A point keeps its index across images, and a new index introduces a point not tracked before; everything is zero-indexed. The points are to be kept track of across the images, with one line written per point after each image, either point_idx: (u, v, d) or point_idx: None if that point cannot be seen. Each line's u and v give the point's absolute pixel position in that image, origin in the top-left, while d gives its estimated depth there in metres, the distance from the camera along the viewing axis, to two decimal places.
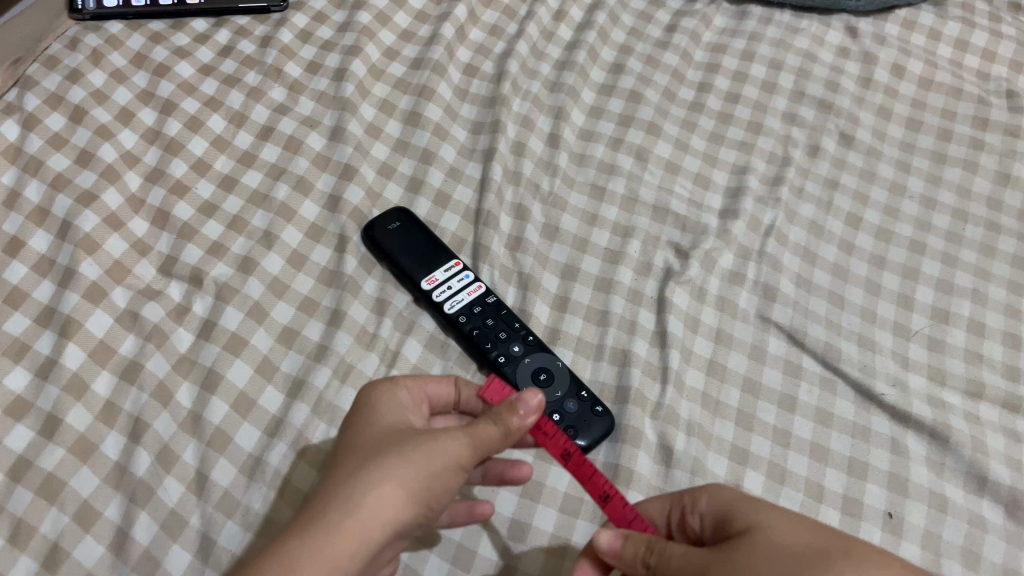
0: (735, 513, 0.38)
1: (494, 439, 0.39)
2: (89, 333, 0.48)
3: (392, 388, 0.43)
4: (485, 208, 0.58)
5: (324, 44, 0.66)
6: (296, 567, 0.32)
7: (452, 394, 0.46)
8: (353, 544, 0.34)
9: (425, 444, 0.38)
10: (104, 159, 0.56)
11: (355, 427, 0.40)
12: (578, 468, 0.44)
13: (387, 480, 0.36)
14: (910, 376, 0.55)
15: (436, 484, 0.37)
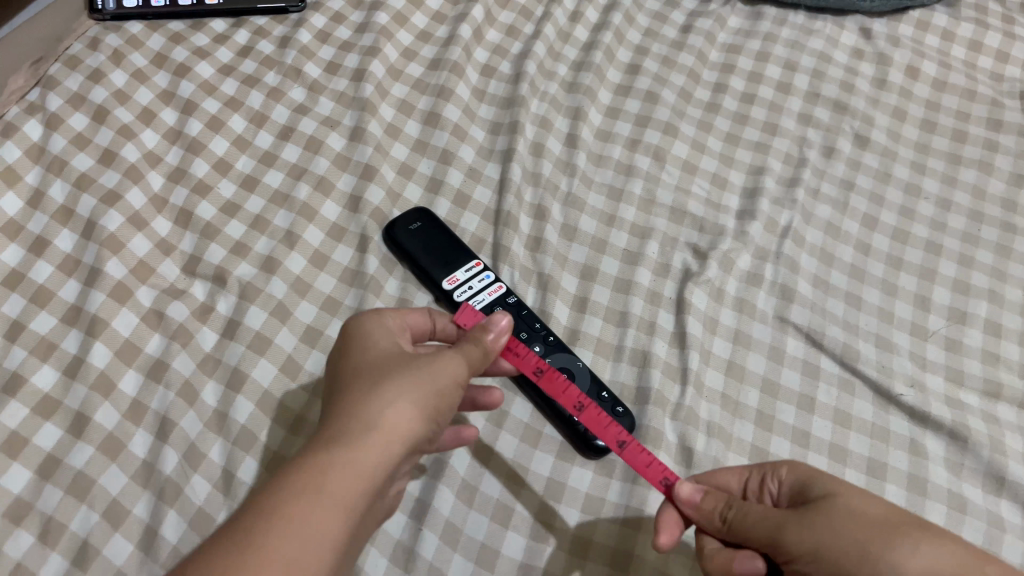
0: (813, 483, 0.40)
1: (479, 358, 0.43)
2: (115, 332, 0.49)
3: (377, 317, 0.45)
4: (505, 209, 0.59)
5: (343, 44, 0.66)
6: (329, 479, 0.34)
7: (430, 325, 0.48)
8: (377, 458, 0.36)
9: (426, 368, 0.40)
10: (127, 159, 0.56)
11: (348, 355, 0.42)
12: (593, 419, 0.47)
13: (399, 400, 0.38)
14: (927, 376, 0.55)
15: (440, 404, 0.40)
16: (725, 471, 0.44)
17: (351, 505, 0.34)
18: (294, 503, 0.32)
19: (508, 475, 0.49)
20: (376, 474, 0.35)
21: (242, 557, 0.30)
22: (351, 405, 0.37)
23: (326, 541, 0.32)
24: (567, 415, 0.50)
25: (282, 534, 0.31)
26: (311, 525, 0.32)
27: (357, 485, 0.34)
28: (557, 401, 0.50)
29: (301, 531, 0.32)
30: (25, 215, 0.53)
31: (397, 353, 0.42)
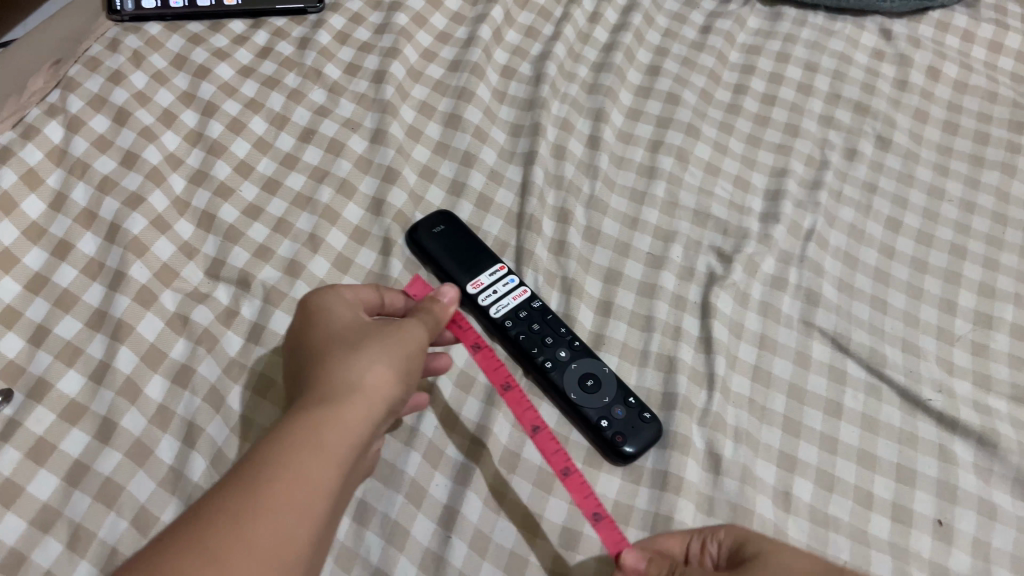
0: (751, 543, 0.40)
1: (433, 326, 0.45)
2: (140, 337, 0.49)
3: (332, 292, 0.46)
4: (528, 212, 0.58)
5: (362, 45, 0.66)
6: (322, 433, 0.35)
7: (379, 299, 0.49)
8: (362, 412, 0.37)
9: (396, 334, 0.42)
10: (149, 161, 0.56)
11: (314, 328, 0.43)
12: (543, 443, 0.48)
13: (376, 360, 0.40)
14: (954, 381, 0.55)
15: (413, 365, 0.42)
16: (669, 538, 0.43)
17: (342, 453, 0.36)
18: (290, 454, 0.34)
19: (536, 481, 0.48)
20: (361, 426, 0.37)
21: (249, 503, 0.32)
22: (328, 370, 0.39)
23: (323, 486, 0.34)
24: (592, 421, 0.50)
25: (283, 481, 0.33)
26: (307, 471, 0.34)
27: (345, 435, 0.36)
28: (582, 407, 0.50)
29: (300, 477, 0.33)
30: (47, 218, 0.53)
31: (361, 322, 0.43)
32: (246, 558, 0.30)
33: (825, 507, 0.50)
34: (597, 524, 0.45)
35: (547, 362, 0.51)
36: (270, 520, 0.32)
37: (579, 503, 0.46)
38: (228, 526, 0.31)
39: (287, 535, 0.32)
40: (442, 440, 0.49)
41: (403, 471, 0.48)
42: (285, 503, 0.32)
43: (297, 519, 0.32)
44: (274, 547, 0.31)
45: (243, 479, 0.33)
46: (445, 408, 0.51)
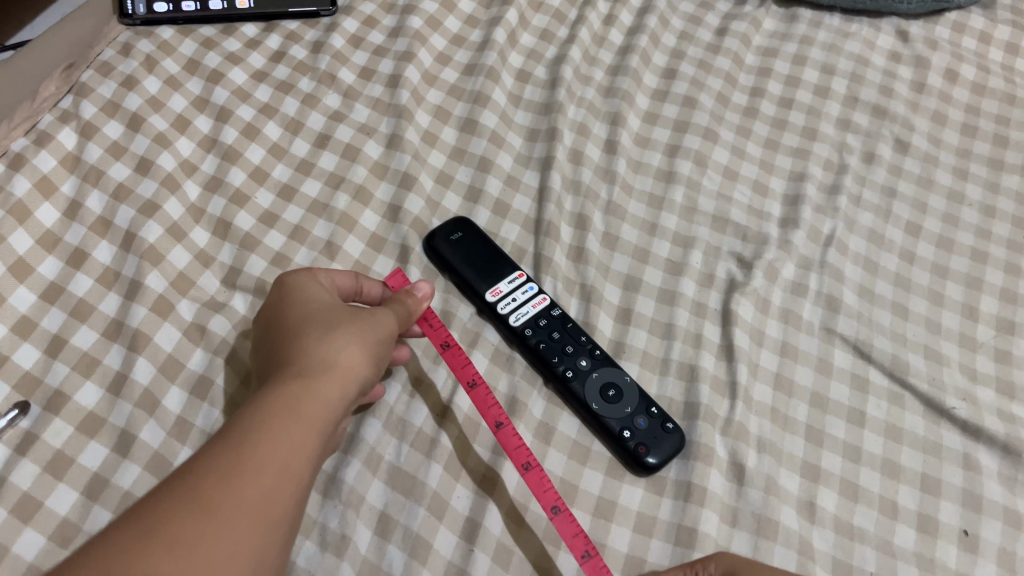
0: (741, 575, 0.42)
1: (405, 316, 0.47)
2: (158, 347, 0.48)
3: (310, 276, 0.47)
4: (546, 218, 0.58)
5: (376, 49, 0.65)
6: (304, 406, 0.38)
7: (356, 285, 0.50)
8: (337, 393, 0.40)
9: (369, 320, 0.44)
10: (163, 168, 0.55)
11: (289, 307, 0.44)
12: (506, 438, 0.47)
13: (351, 344, 0.42)
14: (978, 389, 0.54)
15: (382, 350, 0.44)
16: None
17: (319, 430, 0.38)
18: (274, 428, 0.36)
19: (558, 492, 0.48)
20: (335, 406, 0.39)
21: (239, 471, 0.34)
22: (305, 352, 0.41)
23: (303, 461, 0.36)
24: (614, 431, 0.49)
25: (266, 447, 0.35)
26: (290, 445, 0.36)
27: (322, 414, 0.38)
28: (604, 417, 0.49)
29: (284, 450, 0.35)
30: (62, 226, 0.52)
31: (336, 304, 0.45)
32: (240, 523, 0.32)
33: (850, 517, 0.49)
34: (556, 517, 0.45)
35: (568, 371, 0.51)
36: (259, 490, 0.34)
37: (538, 496, 0.45)
38: (223, 492, 0.33)
39: (274, 503, 0.34)
40: (463, 451, 0.48)
41: (424, 483, 0.46)
42: (272, 473, 0.34)
43: (283, 489, 0.34)
44: (263, 514, 0.33)
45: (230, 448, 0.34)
46: (466, 417, 0.49)
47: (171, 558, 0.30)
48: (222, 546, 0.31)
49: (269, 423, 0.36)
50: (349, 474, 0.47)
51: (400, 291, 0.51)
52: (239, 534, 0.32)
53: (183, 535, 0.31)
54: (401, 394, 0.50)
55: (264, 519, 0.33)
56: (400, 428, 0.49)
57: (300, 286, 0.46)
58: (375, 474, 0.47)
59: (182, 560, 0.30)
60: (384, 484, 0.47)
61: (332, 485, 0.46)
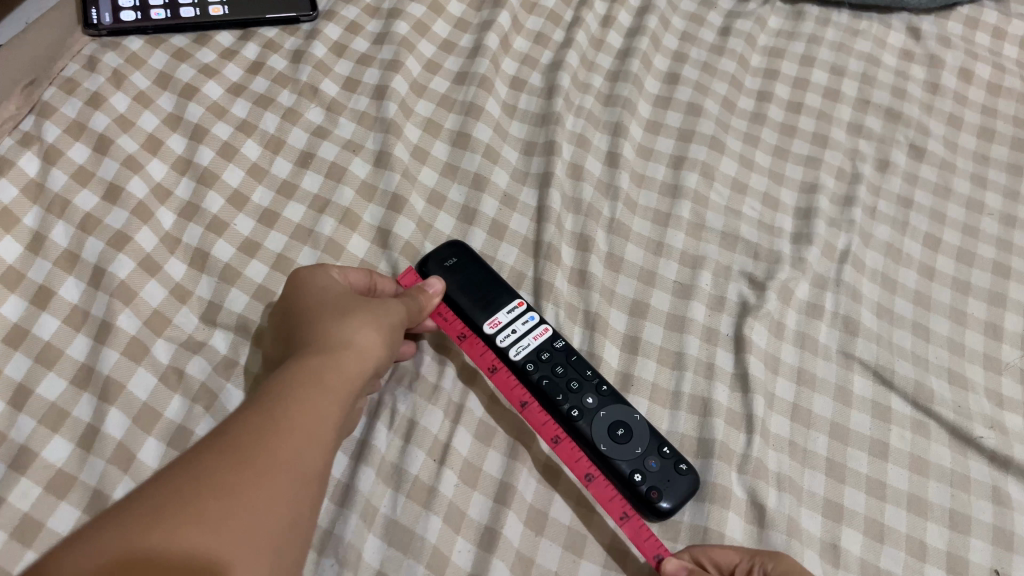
0: None
1: (416, 311, 0.47)
2: (132, 395, 0.45)
3: (324, 270, 0.47)
4: (546, 240, 0.54)
5: (361, 57, 0.61)
6: (303, 411, 0.38)
7: (369, 283, 0.48)
8: (347, 379, 0.40)
9: (379, 307, 0.44)
10: (135, 195, 0.52)
11: (299, 298, 0.45)
12: (533, 415, 0.47)
13: (361, 331, 0.42)
14: (1005, 415, 0.51)
15: (392, 340, 0.44)
16: (723, 551, 0.43)
17: (332, 415, 0.39)
18: (287, 413, 0.37)
19: (566, 542, 0.45)
20: (347, 392, 0.40)
21: (254, 452, 0.35)
22: (314, 341, 0.41)
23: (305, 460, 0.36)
24: (625, 475, 0.45)
25: (262, 450, 0.35)
26: (284, 451, 0.36)
27: (333, 400, 0.39)
28: (613, 459, 0.46)
29: (297, 435, 0.37)
30: (25, 261, 0.49)
31: (347, 294, 0.45)
32: (256, 501, 0.33)
33: (876, 559, 0.46)
34: (591, 484, 0.46)
35: (573, 410, 0.47)
36: (274, 470, 0.35)
37: (571, 468, 0.46)
38: (237, 472, 0.34)
39: (290, 484, 0.35)
40: (464, 500, 0.45)
41: (422, 538, 0.43)
42: (286, 456, 0.36)
43: (296, 472, 0.36)
44: (278, 494, 0.34)
45: (246, 432, 0.36)
46: (465, 462, 0.46)
47: (191, 531, 0.32)
48: (239, 521, 0.33)
49: (282, 408, 0.37)
50: (346, 529, 0.43)
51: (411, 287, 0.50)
52: (256, 512, 0.33)
53: (202, 510, 0.32)
54: (393, 440, 0.47)
55: (281, 500, 0.34)
56: (395, 477, 0.46)
57: (315, 280, 0.46)
58: (370, 528, 0.44)
59: (200, 532, 0.32)
60: (380, 539, 0.44)
61: (327, 541, 0.43)
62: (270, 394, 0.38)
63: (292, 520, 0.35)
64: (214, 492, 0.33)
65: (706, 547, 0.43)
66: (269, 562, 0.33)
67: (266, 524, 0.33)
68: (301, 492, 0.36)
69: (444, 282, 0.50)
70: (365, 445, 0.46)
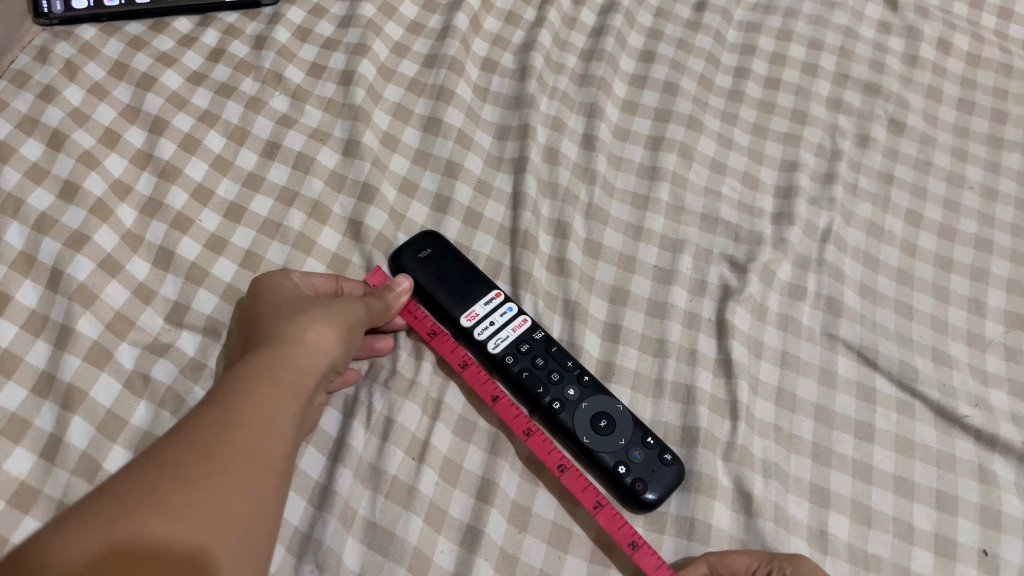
0: None
1: (380, 310, 0.45)
2: (95, 403, 0.43)
3: (283, 275, 0.45)
4: (522, 228, 0.53)
5: (326, 42, 0.59)
6: (259, 408, 0.36)
7: (334, 287, 0.47)
8: (308, 374, 0.39)
9: (337, 305, 0.43)
10: (92, 192, 0.50)
11: (260, 303, 0.43)
12: (504, 410, 0.46)
13: (320, 327, 0.41)
14: (990, 392, 0.50)
15: (354, 335, 0.43)
16: (737, 556, 0.42)
17: (295, 408, 0.38)
18: (249, 406, 0.36)
19: (551, 538, 0.44)
20: (308, 386, 0.39)
21: (220, 446, 0.34)
22: (272, 339, 0.40)
23: (262, 458, 0.35)
24: (609, 467, 0.45)
25: (218, 448, 0.34)
26: (241, 448, 0.34)
27: (290, 397, 0.38)
28: (597, 452, 0.45)
29: (261, 428, 0.35)
30: None
31: (308, 295, 0.44)
32: (225, 495, 0.33)
33: (864, 544, 0.46)
34: (563, 475, 0.45)
35: (555, 403, 0.46)
36: (241, 465, 0.34)
37: (542, 458, 0.45)
38: (205, 466, 0.33)
39: (257, 478, 0.34)
40: (444, 498, 0.44)
41: (403, 540, 0.42)
42: (251, 449, 0.34)
43: (254, 468, 0.34)
44: (246, 487, 0.33)
45: (209, 427, 0.34)
46: (445, 460, 0.45)
47: (164, 527, 0.31)
48: (195, 518, 0.31)
49: (244, 401, 0.36)
50: (325, 533, 0.42)
51: (380, 285, 0.48)
52: (211, 510, 0.32)
53: (175, 505, 0.31)
54: (370, 439, 0.45)
55: (249, 494, 0.33)
56: (373, 477, 0.44)
57: (273, 285, 0.44)
58: (350, 531, 0.43)
59: (173, 526, 0.31)
60: (359, 542, 0.42)
61: (307, 546, 0.42)
62: (231, 388, 0.37)
63: (260, 515, 0.34)
64: (184, 486, 0.32)
65: (720, 553, 0.42)
66: (241, 559, 0.32)
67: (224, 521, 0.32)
68: (268, 486, 0.35)
69: (411, 278, 0.48)
70: (342, 444, 0.45)
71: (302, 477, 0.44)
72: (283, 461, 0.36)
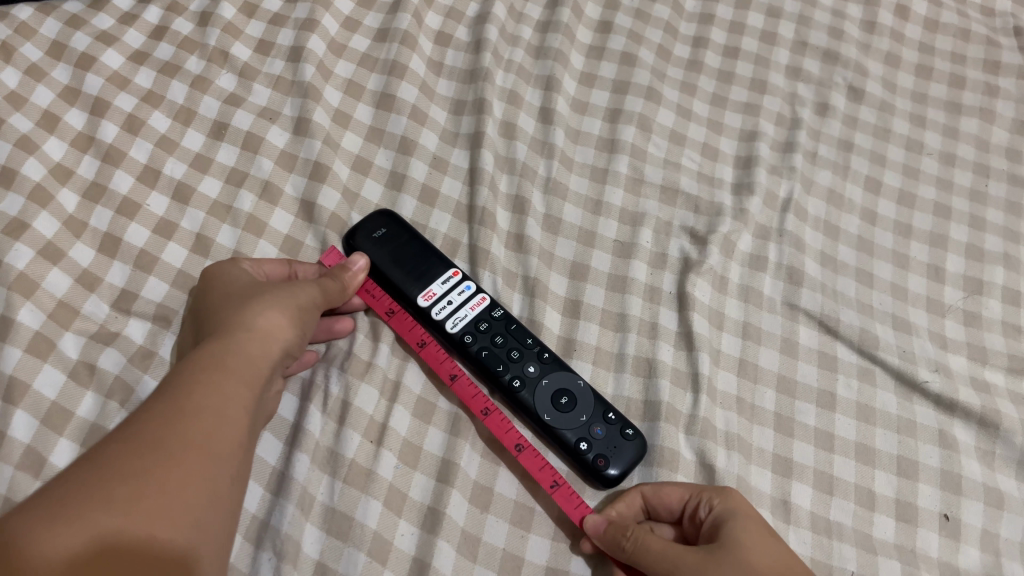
0: (725, 524, 0.39)
1: (336, 291, 0.44)
2: (39, 395, 0.42)
3: (234, 262, 0.44)
4: (479, 204, 0.52)
5: (274, 17, 0.58)
6: (208, 398, 0.35)
7: (287, 272, 0.46)
8: (259, 360, 0.38)
9: (289, 289, 0.42)
10: (31, 178, 0.48)
11: (210, 293, 0.42)
12: (463, 389, 0.46)
13: (270, 312, 0.40)
14: (950, 357, 0.51)
15: (309, 318, 0.42)
16: (670, 488, 0.42)
17: (247, 395, 0.37)
18: (195, 396, 0.35)
19: (513, 518, 0.44)
20: (260, 372, 0.38)
21: (166, 437, 0.33)
22: (221, 328, 0.39)
23: (214, 448, 0.34)
24: (571, 444, 0.44)
25: (167, 440, 0.32)
26: (191, 439, 0.33)
27: (241, 386, 0.36)
28: (558, 429, 0.44)
29: (210, 417, 0.34)
30: None
31: (260, 282, 0.43)
32: (173, 488, 0.31)
33: (826, 512, 0.45)
34: (521, 455, 0.44)
35: (515, 380, 0.45)
36: (192, 456, 0.33)
37: (501, 438, 0.45)
38: (149, 459, 0.32)
39: (208, 467, 0.33)
40: (404, 481, 0.44)
41: (362, 525, 0.42)
42: (202, 440, 0.33)
43: (206, 459, 0.33)
44: (199, 480, 0.32)
45: (158, 418, 0.33)
46: (404, 442, 0.45)
47: (110, 522, 0.29)
48: (145, 514, 0.30)
49: (190, 392, 0.35)
50: (283, 520, 0.41)
51: (335, 265, 0.47)
52: (161, 505, 0.31)
53: (118, 501, 0.30)
54: (327, 423, 0.44)
55: (202, 486, 0.32)
56: (331, 461, 0.43)
57: (223, 274, 0.43)
58: (308, 518, 0.42)
59: (118, 520, 0.30)
60: (318, 529, 0.42)
61: (264, 534, 0.41)
62: (176, 379, 0.35)
63: (214, 506, 0.33)
64: (130, 480, 0.31)
65: (654, 485, 0.43)
66: (193, 550, 0.31)
67: (176, 516, 0.31)
68: (222, 476, 0.34)
69: (367, 257, 0.47)
70: (299, 430, 0.44)
71: (259, 464, 0.43)
72: (237, 451, 0.35)
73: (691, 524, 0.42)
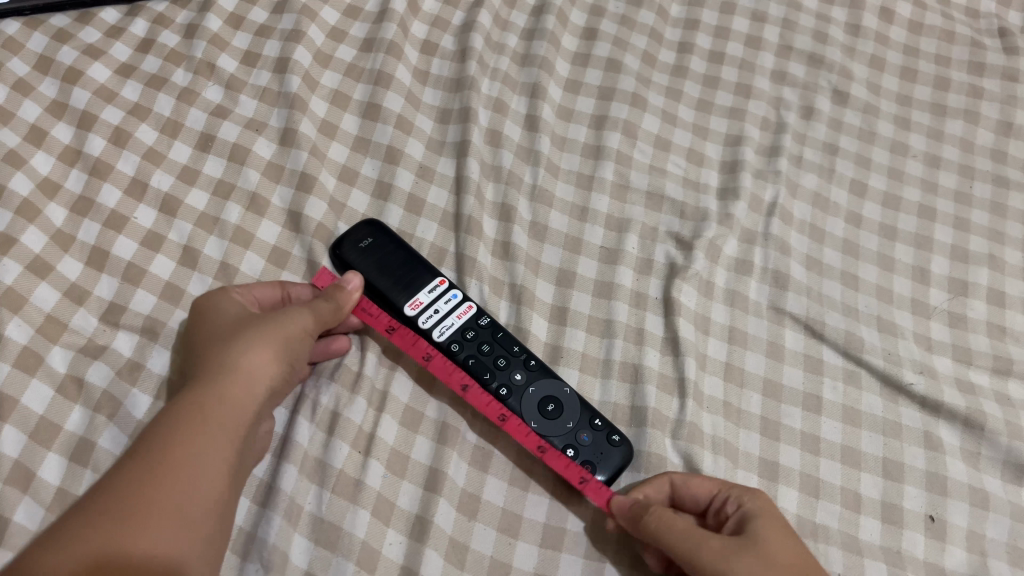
0: (752, 520, 0.39)
1: (330, 311, 0.43)
2: (27, 409, 0.42)
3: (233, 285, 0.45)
4: (466, 213, 0.52)
5: (260, 29, 0.58)
6: (201, 425, 0.35)
7: (286, 292, 0.46)
8: (250, 384, 0.38)
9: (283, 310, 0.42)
10: (18, 193, 0.48)
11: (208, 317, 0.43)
12: None
13: (261, 334, 0.40)
14: (935, 359, 0.51)
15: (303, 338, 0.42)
16: (699, 481, 0.42)
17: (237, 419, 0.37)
18: (187, 425, 0.35)
19: (501, 525, 0.44)
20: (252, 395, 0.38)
21: (156, 466, 0.33)
22: (214, 353, 0.39)
23: (204, 473, 0.34)
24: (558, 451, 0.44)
25: (159, 469, 0.33)
26: (181, 466, 0.34)
27: (232, 410, 0.37)
28: (546, 436, 0.45)
29: (201, 444, 0.35)
30: None
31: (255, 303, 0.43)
32: (163, 519, 0.32)
33: (813, 515, 0.46)
34: None
35: (502, 388, 0.45)
36: (181, 483, 0.33)
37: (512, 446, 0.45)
38: (139, 490, 0.33)
39: (198, 494, 0.34)
40: (392, 491, 0.44)
41: (350, 534, 0.42)
42: (192, 466, 0.34)
43: (195, 486, 0.34)
44: (188, 504, 0.33)
45: (153, 446, 0.34)
46: (392, 451, 0.45)
47: (102, 552, 0.31)
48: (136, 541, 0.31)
49: (182, 420, 0.35)
50: (270, 531, 0.41)
51: (325, 282, 0.47)
52: (152, 531, 0.32)
53: (101, 543, 0.31)
54: (315, 434, 0.45)
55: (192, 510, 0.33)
56: (319, 472, 0.44)
57: (222, 297, 0.44)
58: (296, 528, 0.42)
59: (108, 553, 0.31)
60: (307, 539, 0.42)
61: (252, 545, 0.41)
62: (169, 410, 0.36)
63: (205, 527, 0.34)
64: (123, 510, 0.32)
65: (685, 475, 0.43)
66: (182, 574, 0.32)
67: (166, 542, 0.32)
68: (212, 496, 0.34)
69: (359, 274, 0.47)
70: (287, 442, 0.44)
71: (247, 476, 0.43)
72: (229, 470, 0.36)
73: (715, 518, 0.42)
